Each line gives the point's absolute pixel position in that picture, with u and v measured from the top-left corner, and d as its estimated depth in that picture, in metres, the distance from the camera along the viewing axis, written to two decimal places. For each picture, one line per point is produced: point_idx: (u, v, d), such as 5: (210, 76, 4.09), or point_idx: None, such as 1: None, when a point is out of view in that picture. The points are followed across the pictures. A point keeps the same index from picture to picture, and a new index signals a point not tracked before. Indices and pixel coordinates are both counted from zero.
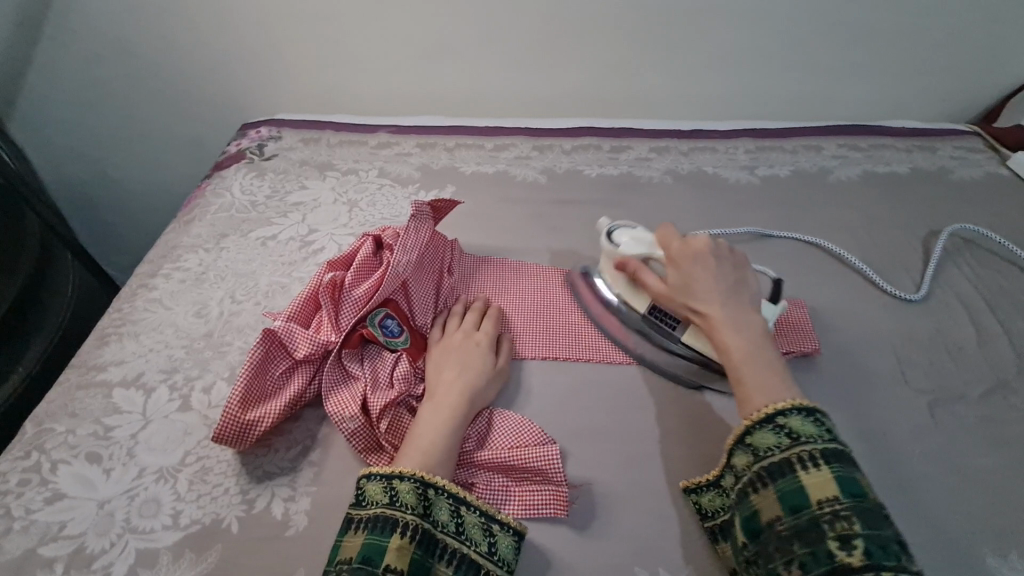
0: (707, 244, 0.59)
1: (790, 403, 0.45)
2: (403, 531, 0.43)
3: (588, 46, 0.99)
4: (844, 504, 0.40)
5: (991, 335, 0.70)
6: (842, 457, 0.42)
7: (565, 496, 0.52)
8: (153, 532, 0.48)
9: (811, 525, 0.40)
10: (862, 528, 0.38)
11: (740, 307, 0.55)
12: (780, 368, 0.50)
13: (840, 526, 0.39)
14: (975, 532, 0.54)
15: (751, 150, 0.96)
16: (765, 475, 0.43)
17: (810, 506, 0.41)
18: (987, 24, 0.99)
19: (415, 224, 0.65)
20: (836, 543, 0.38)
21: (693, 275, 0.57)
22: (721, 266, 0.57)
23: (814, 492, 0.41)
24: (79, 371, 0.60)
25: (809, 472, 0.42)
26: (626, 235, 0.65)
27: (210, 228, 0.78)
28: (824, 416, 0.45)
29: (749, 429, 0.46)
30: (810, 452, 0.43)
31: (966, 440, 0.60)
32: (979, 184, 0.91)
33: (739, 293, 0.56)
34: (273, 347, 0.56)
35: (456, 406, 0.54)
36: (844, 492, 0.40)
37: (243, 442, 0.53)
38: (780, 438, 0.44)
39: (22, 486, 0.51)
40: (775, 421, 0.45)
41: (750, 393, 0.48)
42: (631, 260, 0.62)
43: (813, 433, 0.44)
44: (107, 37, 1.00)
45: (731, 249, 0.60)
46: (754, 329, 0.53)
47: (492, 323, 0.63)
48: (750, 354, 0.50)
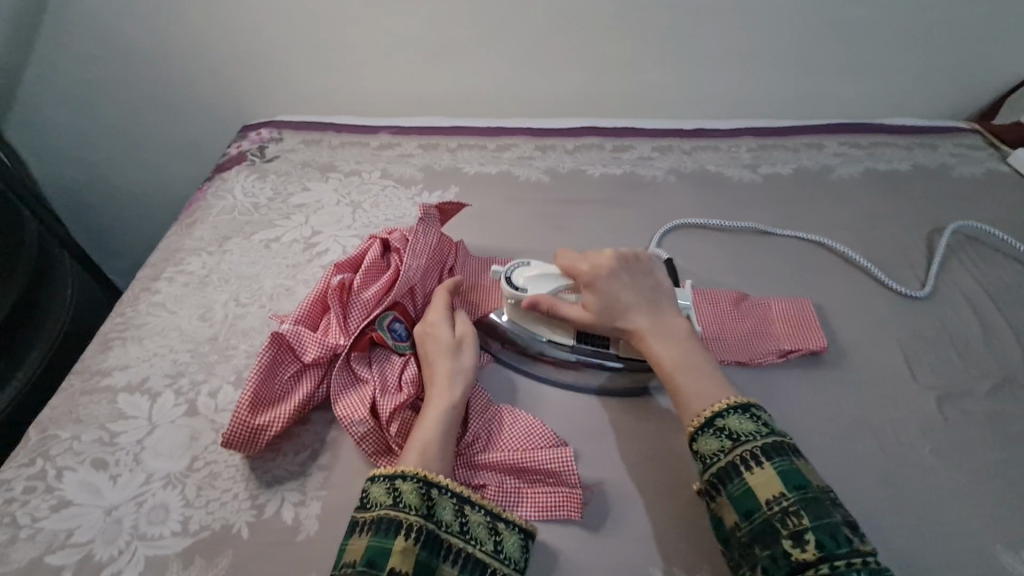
0: (614, 257, 0.60)
1: (727, 403, 0.48)
2: (406, 533, 0.42)
3: (590, 46, 0.99)
4: (790, 499, 0.42)
5: (996, 332, 0.70)
6: (781, 450, 0.45)
7: (579, 497, 0.51)
8: (162, 538, 0.48)
9: (765, 527, 0.42)
10: (810, 521, 0.41)
11: (659, 315, 0.57)
12: (712, 369, 0.52)
13: (791, 522, 0.42)
14: (988, 529, 0.54)
15: (753, 149, 0.96)
16: (717, 482, 0.46)
17: (761, 507, 0.43)
18: (985, 20, 0.99)
19: (422, 227, 0.64)
20: (790, 540, 0.41)
21: (611, 292, 0.58)
22: (633, 278, 0.59)
23: (762, 492, 0.43)
24: (82, 376, 0.59)
25: (754, 473, 0.44)
26: (523, 275, 0.61)
27: (212, 230, 0.77)
28: (758, 409, 0.48)
29: (694, 438, 0.48)
30: (750, 452, 0.45)
31: (975, 436, 0.60)
32: (980, 180, 0.92)
33: (654, 301, 0.58)
34: (282, 351, 0.56)
35: (445, 391, 0.54)
36: (788, 487, 0.43)
37: (252, 446, 0.52)
38: (722, 441, 0.47)
39: (27, 494, 0.50)
40: (715, 425, 0.47)
41: (692, 402, 0.50)
42: (544, 298, 0.59)
43: (750, 430, 0.46)
44: (104, 38, 0.99)
45: (638, 258, 0.62)
46: (678, 335, 0.55)
47: (440, 296, 0.62)
48: (681, 363, 0.53)
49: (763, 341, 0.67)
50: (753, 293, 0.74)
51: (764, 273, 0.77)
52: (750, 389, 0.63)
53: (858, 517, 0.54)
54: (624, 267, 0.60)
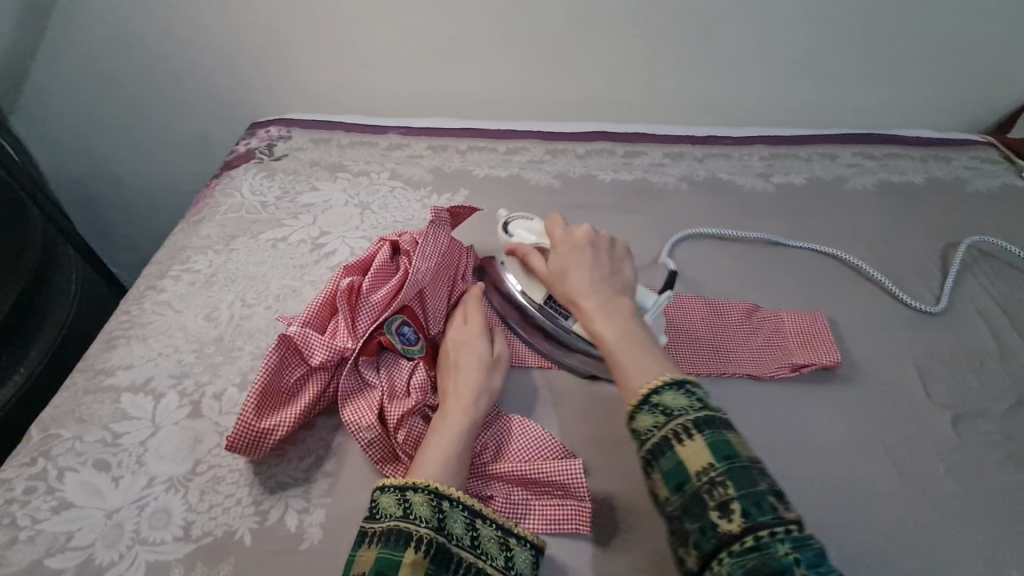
0: (585, 233, 0.58)
1: (664, 380, 0.44)
2: (416, 546, 0.41)
3: (603, 50, 0.98)
4: (717, 470, 0.39)
5: (1011, 350, 0.69)
6: (713, 423, 0.41)
7: (587, 511, 0.51)
8: (163, 544, 0.47)
9: (693, 499, 0.38)
10: (736, 490, 0.37)
11: (612, 291, 0.53)
12: (656, 349, 0.48)
13: (717, 493, 0.38)
14: (1003, 552, 0.53)
15: (766, 157, 0.95)
16: (651, 458, 0.41)
17: (691, 479, 0.39)
18: (1004, 32, 0.98)
19: (433, 230, 0.63)
20: (717, 512, 0.37)
21: (569, 263, 0.56)
22: (597, 253, 0.56)
23: (692, 463, 0.39)
24: (86, 375, 0.59)
25: (685, 444, 0.40)
26: (523, 227, 0.65)
27: (220, 228, 0.77)
28: (695, 386, 0.44)
29: (631, 413, 0.44)
30: (683, 425, 0.41)
31: (990, 456, 0.59)
32: (995, 195, 0.91)
33: (612, 279, 0.55)
34: (289, 353, 0.55)
35: (467, 402, 0.54)
36: (717, 457, 0.39)
37: (256, 451, 0.51)
38: (656, 417, 0.42)
39: (27, 495, 0.49)
40: (649, 400, 0.43)
41: (628, 376, 0.45)
42: (523, 246, 0.63)
43: (684, 404, 0.42)
44: (113, 30, 0.98)
45: (614, 240, 0.59)
46: (625, 313, 0.51)
47: (478, 309, 0.62)
48: (622, 339, 0.49)
49: (776, 355, 0.66)
50: (764, 304, 0.73)
51: (776, 285, 0.76)
52: (762, 403, 0.62)
53: (872, 537, 0.53)
54: (590, 243, 0.57)
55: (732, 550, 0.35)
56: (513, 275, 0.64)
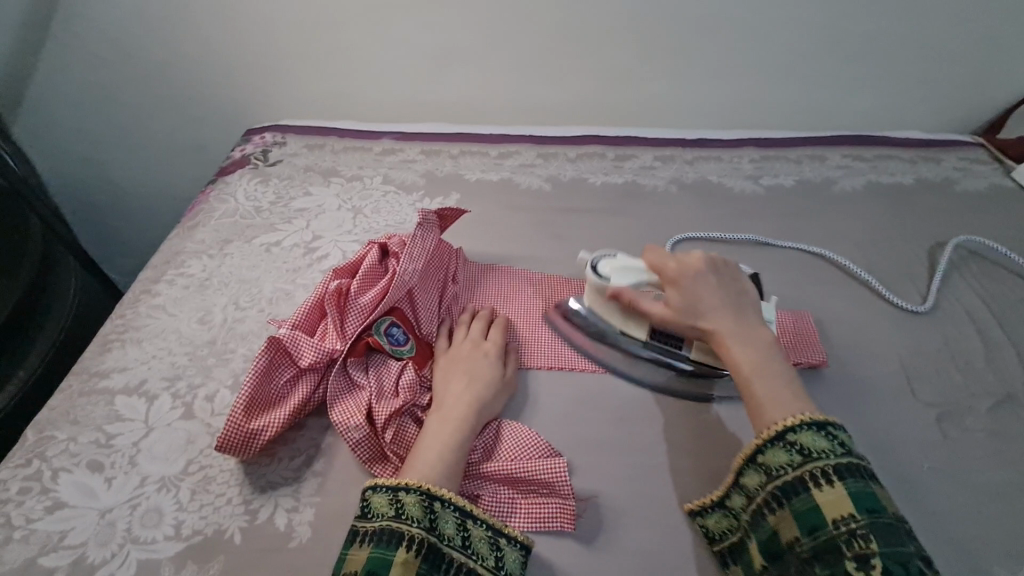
0: (706, 258, 0.58)
1: (805, 418, 0.45)
2: (408, 545, 0.42)
3: (593, 56, 1.00)
4: (859, 521, 0.40)
5: (998, 348, 0.70)
6: (855, 471, 0.42)
7: (572, 510, 0.51)
8: (154, 542, 0.48)
9: (828, 545, 0.40)
10: (879, 546, 0.39)
11: (745, 321, 0.54)
12: (794, 382, 0.49)
13: (857, 545, 0.40)
14: (986, 549, 0.53)
15: (756, 160, 0.96)
16: (781, 495, 0.44)
17: (826, 525, 0.41)
18: (993, 34, 0.99)
19: (421, 233, 0.64)
20: (855, 562, 0.39)
21: (696, 289, 0.56)
22: (724, 280, 0.57)
23: (830, 510, 0.41)
24: (81, 377, 0.60)
25: (823, 490, 0.42)
26: (611, 265, 0.63)
27: (214, 233, 0.78)
28: (836, 427, 0.45)
29: (760, 448, 0.46)
30: (822, 469, 0.43)
31: (974, 454, 0.60)
32: (984, 195, 0.92)
33: (742, 307, 0.55)
34: (278, 355, 0.56)
35: (467, 410, 0.54)
36: (859, 508, 0.41)
37: (245, 451, 0.52)
38: (792, 456, 0.44)
39: (22, 495, 0.50)
40: (786, 439, 0.45)
41: (767, 414, 0.47)
42: (625, 290, 0.60)
43: (825, 448, 0.44)
44: (111, 40, 1.00)
45: (727, 264, 0.60)
46: (761, 343, 0.52)
47: (499, 329, 0.63)
48: (758, 371, 0.50)
49: None
50: None
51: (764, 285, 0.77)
52: None
53: None
54: (715, 269, 0.58)
55: None
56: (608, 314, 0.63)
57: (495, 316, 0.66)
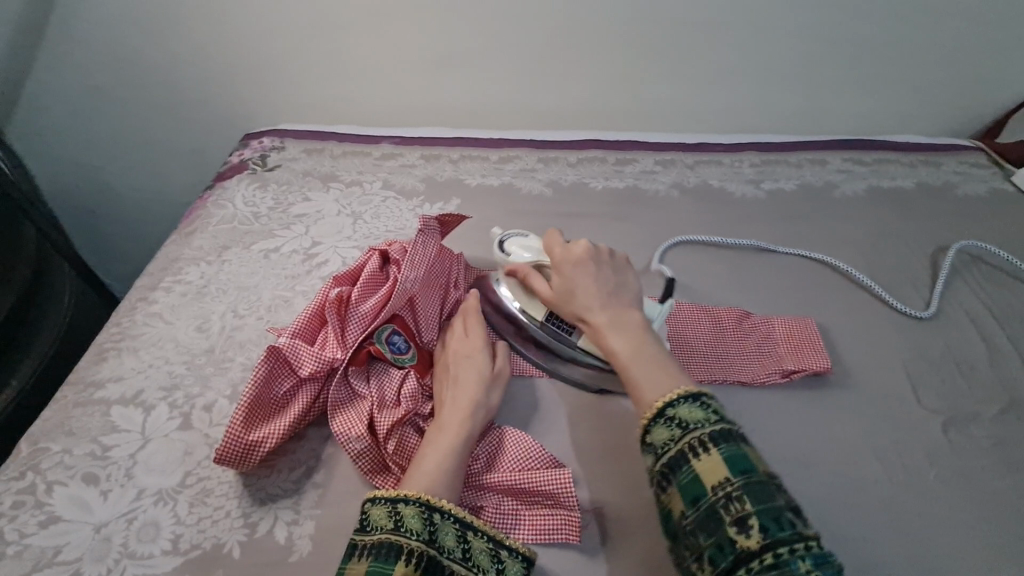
0: (588, 249, 0.59)
1: (678, 392, 0.45)
2: (408, 558, 0.41)
3: (594, 60, 0.99)
4: (735, 484, 0.39)
5: (1001, 354, 0.69)
6: (729, 436, 0.41)
7: (577, 521, 0.50)
8: (152, 558, 0.47)
9: (710, 514, 0.39)
10: (754, 505, 0.38)
11: (620, 308, 0.55)
12: (668, 362, 0.49)
13: (734, 508, 0.38)
14: (995, 559, 0.52)
15: (757, 164, 0.96)
16: (665, 472, 0.42)
17: (707, 493, 0.39)
18: (991, 38, 0.99)
19: (423, 239, 0.64)
20: (734, 527, 0.37)
21: (576, 280, 0.56)
22: (602, 269, 0.57)
23: (708, 478, 0.40)
24: (76, 388, 0.59)
25: (702, 459, 0.41)
26: (517, 245, 0.65)
27: (212, 239, 0.77)
28: (710, 398, 0.45)
29: (646, 427, 0.45)
30: (699, 438, 0.42)
31: (980, 461, 0.59)
32: (984, 199, 0.92)
33: (619, 294, 0.56)
34: (278, 365, 0.55)
35: (464, 418, 0.53)
36: (734, 471, 0.39)
37: (245, 463, 0.51)
38: (672, 430, 0.43)
39: (16, 509, 0.49)
40: (664, 414, 0.44)
41: (642, 394, 0.47)
42: (521, 267, 0.63)
43: (699, 417, 0.43)
44: (108, 44, 0.99)
45: (613, 253, 0.60)
46: (636, 328, 0.53)
47: (478, 322, 0.62)
48: (635, 356, 0.50)
49: (766, 361, 0.66)
50: (755, 311, 0.73)
51: (767, 291, 0.76)
52: (754, 410, 0.62)
53: (865, 545, 0.52)
54: (594, 259, 0.58)
55: (751, 567, 0.35)
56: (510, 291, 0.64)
57: (469, 302, 0.64)
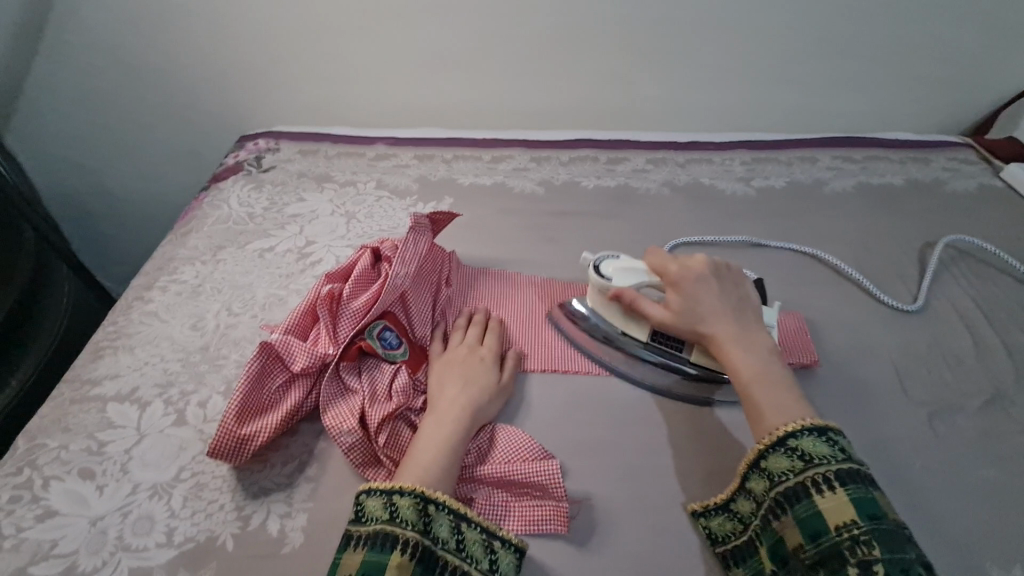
0: (707, 262, 0.59)
1: (804, 423, 0.46)
2: (403, 549, 0.42)
3: (585, 60, 1.00)
4: (861, 527, 0.40)
5: (988, 347, 0.70)
6: (856, 477, 0.42)
7: (564, 512, 0.51)
8: (146, 550, 0.48)
9: (831, 552, 0.40)
10: (881, 552, 0.39)
11: (743, 326, 0.55)
12: (792, 386, 0.50)
13: (860, 551, 0.39)
14: (980, 548, 0.53)
15: (747, 162, 0.97)
16: (783, 501, 0.44)
17: (830, 532, 0.41)
18: (978, 36, 1.00)
19: (413, 237, 0.65)
20: (857, 569, 0.39)
21: (696, 296, 0.57)
22: (723, 284, 0.58)
23: (832, 517, 0.41)
24: (72, 385, 0.59)
25: (825, 496, 0.42)
26: (613, 266, 0.63)
27: (207, 240, 0.78)
28: (836, 433, 0.45)
29: (763, 453, 0.47)
30: (823, 475, 0.43)
31: (966, 452, 0.60)
32: (972, 195, 0.92)
33: (741, 312, 0.56)
34: (271, 360, 0.56)
35: (458, 417, 0.54)
36: (861, 515, 0.40)
37: (237, 456, 0.52)
38: (794, 462, 0.45)
39: (13, 503, 0.50)
40: (787, 444, 0.45)
41: (764, 415, 0.48)
42: (626, 291, 0.60)
43: (825, 453, 0.44)
44: (104, 49, 1.00)
45: (730, 269, 0.60)
46: (760, 348, 0.53)
47: (494, 335, 0.63)
48: (758, 376, 0.51)
49: None
50: None
51: None
52: None
53: None
54: (715, 274, 0.58)
55: None
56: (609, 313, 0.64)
57: (490, 319, 0.66)
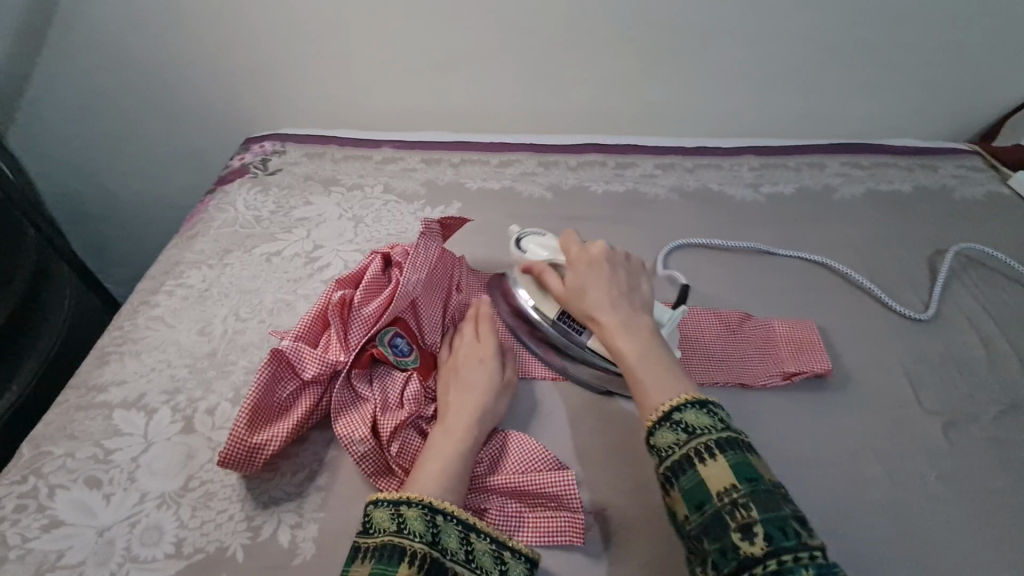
0: (602, 250, 0.58)
1: (687, 398, 0.45)
2: (410, 560, 0.41)
3: (594, 63, 1.00)
4: (741, 492, 0.39)
5: (1000, 356, 0.70)
6: (735, 443, 0.42)
7: (581, 523, 0.50)
8: (154, 561, 0.47)
9: (714, 520, 0.39)
10: (759, 513, 0.38)
11: (633, 309, 0.54)
12: (676, 367, 0.49)
13: (739, 515, 0.38)
14: (997, 561, 0.53)
15: (756, 167, 0.96)
16: (669, 475, 0.42)
17: (712, 500, 0.40)
18: (987, 43, 1.00)
19: (425, 242, 0.64)
20: (739, 533, 0.38)
21: (588, 279, 0.56)
22: (615, 269, 0.57)
23: (713, 484, 0.40)
24: (78, 391, 0.59)
25: (707, 465, 0.41)
26: (533, 242, 0.66)
27: (214, 243, 0.77)
28: (716, 405, 0.45)
29: (651, 430, 0.45)
30: (705, 444, 0.42)
31: (980, 462, 0.60)
32: (981, 203, 0.92)
33: (631, 296, 0.55)
34: (281, 367, 0.55)
35: (469, 426, 0.53)
36: (740, 479, 0.40)
37: (248, 465, 0.51)
38: (677, 435, 0.43)
39: (18, 513, 0.49)
40: (671, 418, 0.44)
41: (646, 394, 0.46)
42: (537, 264, 0.63)
43: (706, 423, 0.43)
44: (109, 49, 0.99)
45: (626, 255, 0.60)
46: (646, 331, 0.52)
47: (492, 331, 0.62)
48: (642, 357, 0.49)
49: (767, 362, 0.66)
50: (756, 314, 0.74)
51: (768, 294, 0.76)
52: (757, 412, 0.62)
53: (868, 547, 0.53)
54: (609, 260, 0.58)
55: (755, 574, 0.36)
56: (524, 291, 0.65)
57: (485, 313, 0.65)
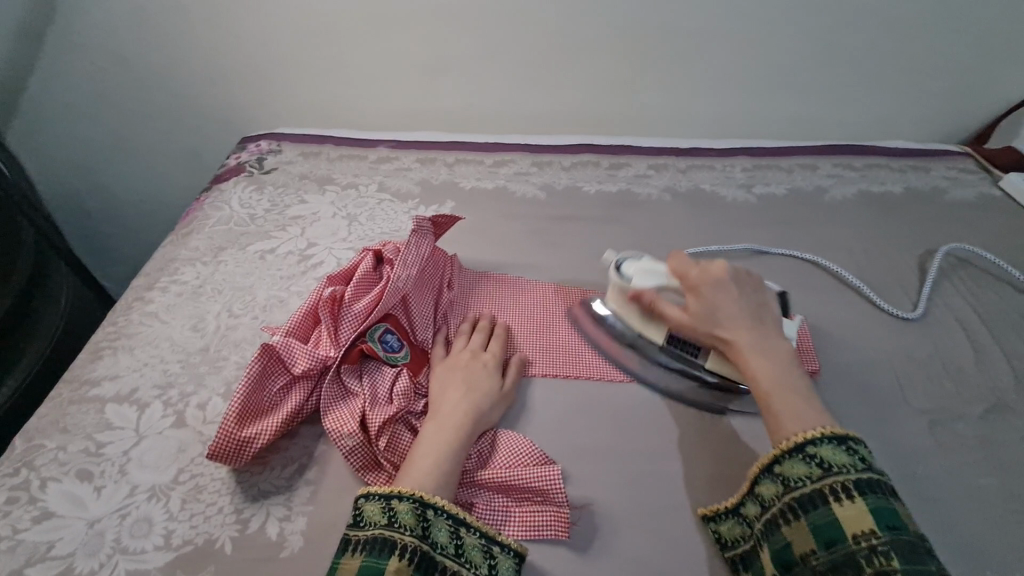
0: (726, 267, 0.57)
1: (823, 433, 0.45)
2: (400, 554, 0.42)
3: (587, 65, 1.01)
4: (880, 538, 0.39)
5: (988, 355, 0.70)
6: (877, 487, 0.42)
7: (565, 517, 0.51)
8: (143, 553, 0.47)
9: (847, 560, 0.40)
10: (901, 563, 0.38)
11: (763, 333, 0.54)
12: (812, 397, 0.49)
13: (878, 561, 0.39)
14: (979, 557, 0.53)
15: (748, 169, 0.97)
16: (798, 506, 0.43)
17: (846, 540, 0.40)
18: (978, 46, 1.01)
19: (416, 240, 0.64)
20: None
21: (714, 301, 0.55)
22: (743, 289, 0.56)
23: (849, 525, 0.41)
24: (71, 385, 0.59)
25: (843, 505, 0.41)
26: (635, 267, 0.64)
27: (208, 241, 0.78)
28: (858, 442, 0.44)
29: (779, 458, 0.46)
30: (842, 484, 0.42)
31: (965, 460, 0.60)
32: (972, 204, 0.93)
33: (762, 318, 0.55)
34: (271, 362, 0.55)
35: (460, 423, 0.54)
36: (880, 525, 0.40)
37: (237, 459, 0.52)
38: (811, 469, 0.44)
39: (9, 505, 0.49)
40: (805, 451, 0.44)
41: (782, 424, 0.47)
42: (646, 291, 0.61)
43: (845, 462, 0.43)
44: (108, 48, 1.00)
45: (751, 273, 0.58)
46: (781, 356, 0.52)
47: (498, 340, 0.63)
48: (777, 385, 0.49)
49: None
50: None
51: None
52: None
53: None
54: (734, 277, 0.57)
55: None
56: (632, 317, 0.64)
57: (495, 325, 0.66)
